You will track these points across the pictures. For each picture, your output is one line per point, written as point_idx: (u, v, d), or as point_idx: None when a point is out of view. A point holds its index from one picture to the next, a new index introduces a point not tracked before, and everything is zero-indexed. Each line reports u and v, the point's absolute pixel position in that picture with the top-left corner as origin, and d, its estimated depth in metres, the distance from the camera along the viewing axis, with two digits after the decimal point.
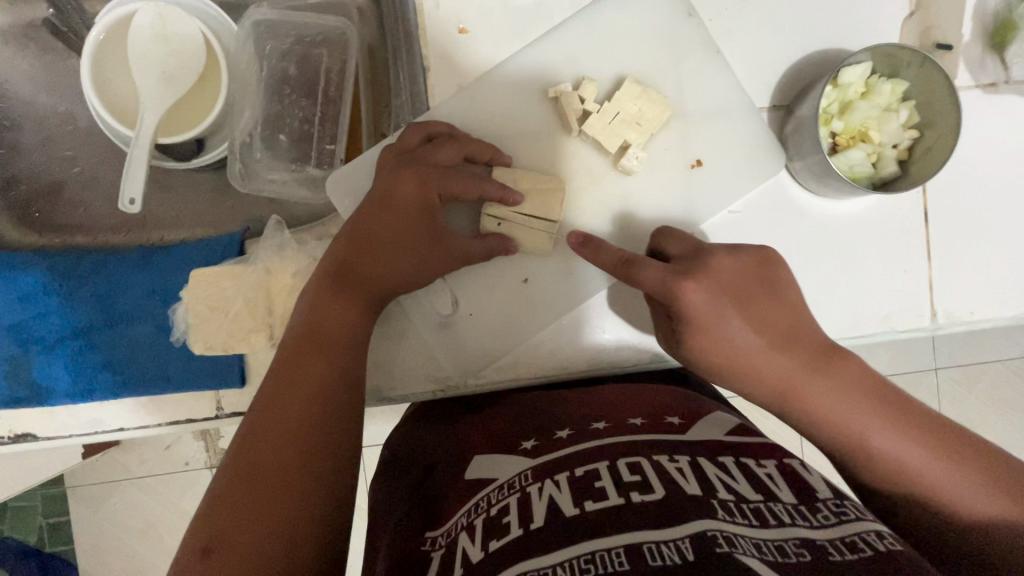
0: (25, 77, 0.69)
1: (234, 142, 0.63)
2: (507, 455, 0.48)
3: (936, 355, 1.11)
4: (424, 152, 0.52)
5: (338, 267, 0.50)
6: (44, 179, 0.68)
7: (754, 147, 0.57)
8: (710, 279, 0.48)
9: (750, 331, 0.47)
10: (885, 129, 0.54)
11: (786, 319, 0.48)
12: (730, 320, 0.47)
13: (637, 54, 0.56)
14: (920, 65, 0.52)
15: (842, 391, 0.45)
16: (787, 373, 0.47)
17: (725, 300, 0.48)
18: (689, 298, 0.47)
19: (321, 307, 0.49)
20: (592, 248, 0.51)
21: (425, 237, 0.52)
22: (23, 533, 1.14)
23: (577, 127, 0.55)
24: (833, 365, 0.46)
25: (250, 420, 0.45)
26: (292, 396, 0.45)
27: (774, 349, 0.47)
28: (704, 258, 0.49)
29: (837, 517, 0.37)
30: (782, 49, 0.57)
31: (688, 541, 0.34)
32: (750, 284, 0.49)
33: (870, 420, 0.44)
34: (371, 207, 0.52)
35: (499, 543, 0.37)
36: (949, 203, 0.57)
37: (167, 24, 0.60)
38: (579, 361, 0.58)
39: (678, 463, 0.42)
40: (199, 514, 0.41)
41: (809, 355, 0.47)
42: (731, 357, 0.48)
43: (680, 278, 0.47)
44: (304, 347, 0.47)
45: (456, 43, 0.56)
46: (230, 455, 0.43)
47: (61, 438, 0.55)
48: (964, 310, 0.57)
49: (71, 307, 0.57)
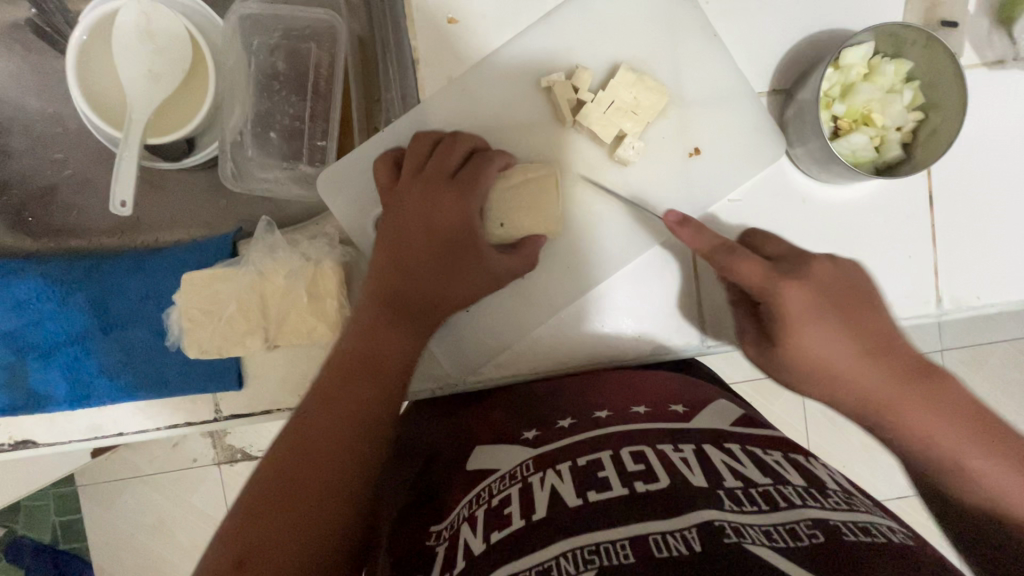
0: (12, 80, 0.68)
1: (223, 141, 0.61)
2: (508, 445, 0.48)
3: (941, 337, 1.10)
4: (443, 168, 0.53)
5: (393, 295, 0.51)
6: (36, 182, 0.68)
7: (754, 134, 0.55)
8: (810, 281, 0.48)
9: (842, 340, 0.47)
10: (888, 112, 0.53)
11: (884, 329, 0.48)
12: (830, 326, 0.47)
13: (633, 40, 0.55)
14: (925, 43, 0.50)
15: (942, 410, 0.45)
16: (874, 381, 0.47)
17: (826, 305, 0.48)
18: (788, 294, 0.47)
19: (380, 336, 0.49)
20: (692, 228, 0.49)
21: (468, 262, 0.52)
22: (37, 532, 1.16)
23: (571, 118, 0.53)
24: (934, 384, 0.46)
25: (295, 438, 0.44)
26: (334, 411, 0.45)
27: (866, 356, 0.47)
28: (807, 262, 0.49)
29: (847, 505, 0.37)
30: (783, 31, 0.55)
31: (695, 531, 0.33)
32: (842, 290, 0.49)
33: (966, 442, 0.45)
34: (403, 225, 0.53)
35: (501, 534, 0.37)
36: (955, 186, 0.56)
37: (150, 21, 0.58)
38: (578, 356, 0.57)
39: (682, 452, 0.42)
40: (229, 526, 0.40)
41: (906, 370, 0.47)
42: (825, 365, 0.48)
43: (781, 276, 0.47)
44: (361, 372, 0.47)
45: (447, 33, 0.55)
46: (267, 470, 0.42)
47: (62, 444, 0.55)
48: (970, 295, 0.56)
49: (66, 314, 0.56)
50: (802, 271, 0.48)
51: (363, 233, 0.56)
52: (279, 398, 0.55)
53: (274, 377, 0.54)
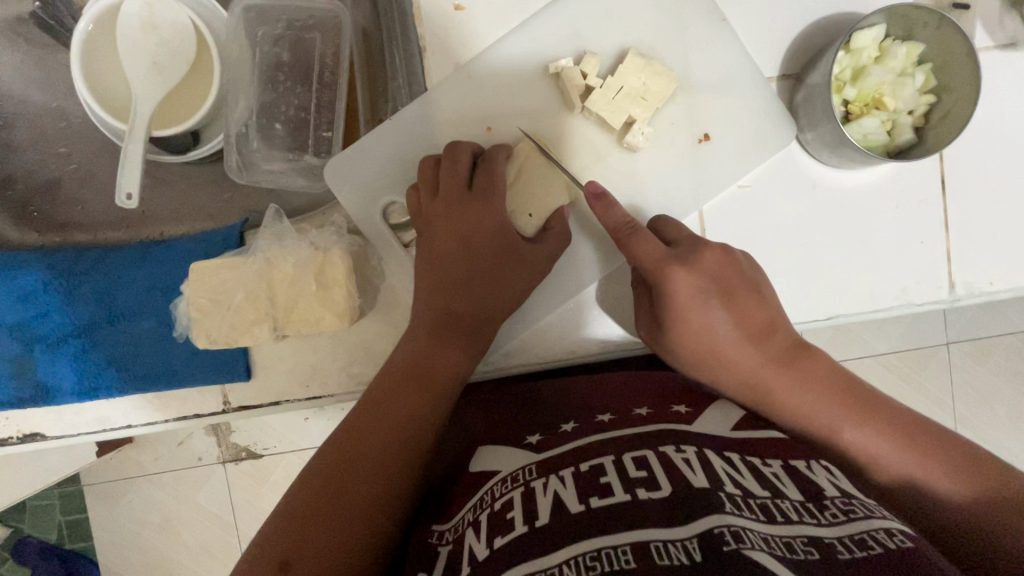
0: (17, 75, 0.68)
1: (229, 133, 0.61)
2: (510, 448, 0.48)
3: (948, 329, 1.09)
4: (458, 182, 0.52)
5: (440, 312, 0.51)
6: (41, 176, 0.67)
7: (763, 120, 0.55)
8: (699, 270, 0.48)
9: (727, 322, 0.49)
10: (900, 95, 0.52)
11: (768, 314, 0.50)
12: (714, 310, 0.49)
13: (639, 25, 0.54)
14: (937, 26, 0.50)
15: (812, 385, 0.49)
16: (754, 363, 0.50)
17: (712, 289, 0.49)
18: (677, 280, 0.48)
19: (431, 351, 0.50)
20: (603, 205, 0.50)
21: (508, 274, 0.52)
22: (44, 532, 1.16)
23: (579, 104, 0.53)
24: (801, 361, 0.50)
25: (341, 446, 0.47)
26: (382, 426, 0.47)
27: (747, 341, 0.50)
28: (699, 247, 0.49)
29: (846, 515, 0.36)
30: (792, 15, 0.55)
31: (696, 541, 0.33)
32: (733, 275, 0.50)
33: (837, 415, 0.48)
34: (435, 247, 0.53)
35: (503, 540, 0.37)
36: (967, 170, 0.55)
37: (154, 13, 0.58)
38: (587, 346, 0.56)
39: (685, 454, 0.42)
40: (274, 528, 0.42)
41: (779, 350, 0.50)
42: (708, 345, 0.50)
43: (674, 263, 0.48)
44: (406, 385, 0.49)
45: (452, 21, 0.55)
46: (311, 474, 0.45)
47: (70, 436, 0.55)
48: (983, 281, 0.56)
49: (72, 306, 0.56)
50: (690, 257, 0.49)
51: (370, 223, 0.56)
52: (287, 389, 0.54)
53: (282, 368, 0.54)
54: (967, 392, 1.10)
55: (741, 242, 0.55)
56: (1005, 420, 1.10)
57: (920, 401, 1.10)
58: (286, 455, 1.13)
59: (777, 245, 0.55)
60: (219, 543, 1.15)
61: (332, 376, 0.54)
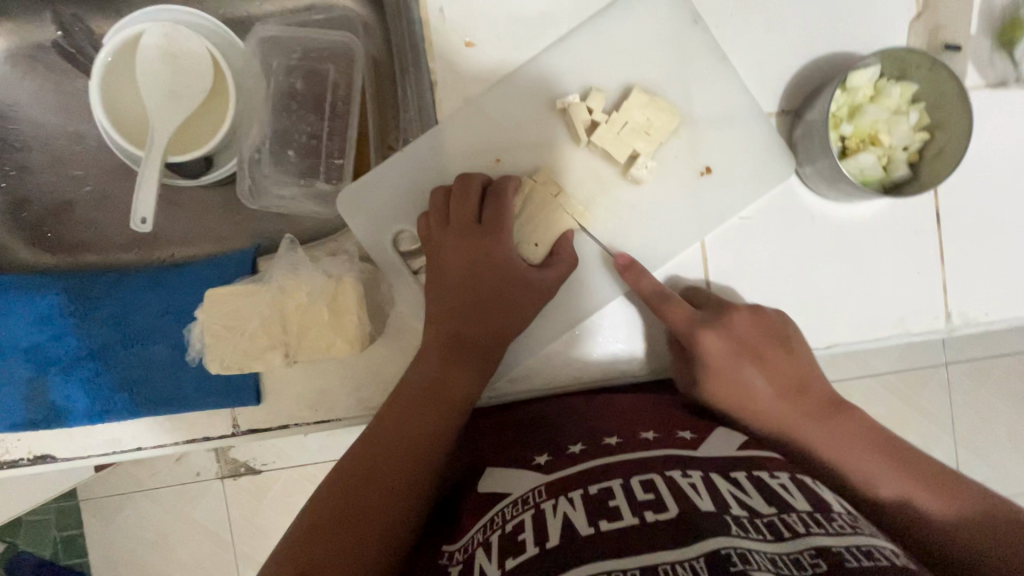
0: (35, 99, 0.70)
1: (242, 158, 0.63)
2: (519, 469, 0.49)
3: (947, 351, 1.10)
4: (468, 214, 0.54)
5: (451, 338, 0.52)
6: (55, 198, 0.69)
7: (763, 153, 0.56)
8: (728, 331, 0.53)
9: (760, 381, 0.54)
10: (896, 132, 0.54)
11: (800, 371, 0.54)
12: (746, 370, 0.54)
13: (643, 61, 0.56)
14: (930, 68, 0.52)
15: (848, 438, 0.52)
16: (788, 418, 0.53)
17: (741, 351, 0.54)
18: (710, 343, 0.53)
19: (445, 373, 0.51)
20: (633, 274, 0.54)
21: (518, 299, 0.53)
22: (38, 548, 1.15)
23: (586, 137, 0.55)
24: (835, 416, 0.53)
25: (357, 464, 0.48)
26: (396, 444, 0.49)
27: (781, 397, 0.54)
28: (727, 309, 0.54)
29: (851, 528, 0.38)
30: (790, 54, 0.57)
31: (703, 561, 0.33)
32: (763, 338, 0.53)
33: (875, 467, 0.50)
34: (447, 276, 0.54)
35: (516, 561, 0.37)
36: (961, 204, 0.57)
37: (173, 42, 0.60)
38: (591, 371, 0.57)
39: (691, 478, 0.43)
40: (293, 542, 0.43)
41: (813, 406, 0.53)
42: (744, 402, 0.54)
43: (706, 326, 0.52)
44: (420, 404, 0.50)
45: (463, 56, 0.57)
46: (330, 490, 0.47)
47: (79, 458, 0.56)
48: (979, 311, 0.57)
49: (86, 329, 0.57)
50: (720, 320, 0.53)
51: (381, 249, 0.57)
52: (296, 412, 0.55)
53: (291, 391, 0.55)
54: (966, 414, 1.11)
55: (742, 272, 0.57)
56: (1004, 442, 1.11)
57: (920, 423, 1.10)
58: (286, 473, 1.13)
59: (778, 275, 0.57)
60: (216, 562, 1.14)
61: (341, 399, 0.55)
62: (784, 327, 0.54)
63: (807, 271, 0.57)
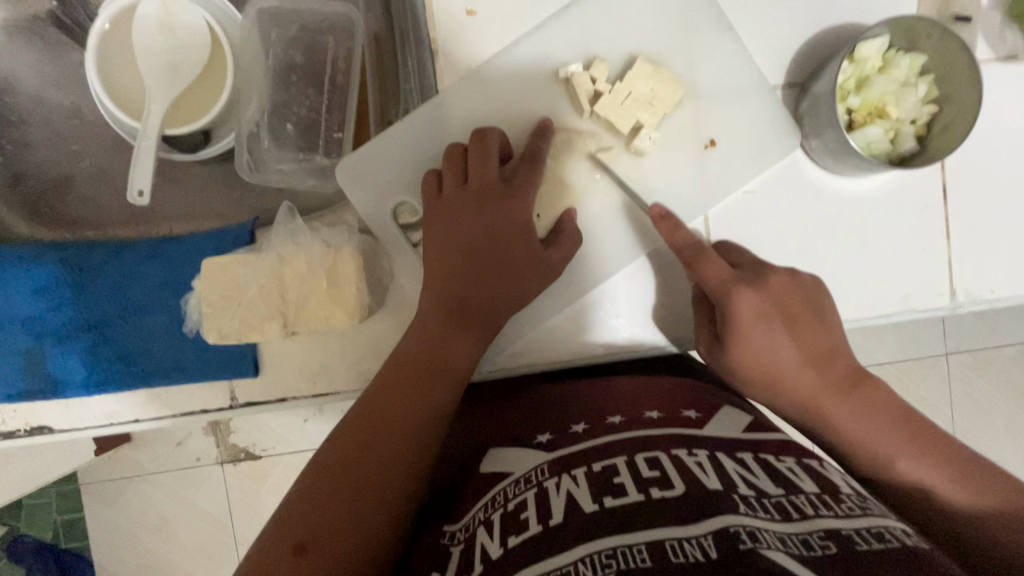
0: (31, 73, 0.69)
1: (240, 133, 0.61)
2: (522, 448, 0.48)
3: (947, 340, 1.10)
4: (483, 173, 0.53)
5: (453, 304, 0.52)
6: (51, 173, 0.68)
7: (768, 126, 0.56)
8: (766, 292, 0.51)
9: (791, 349, 0.51)
10: (902, 104, 0.53)
11: (830, 342, 0.52)
12: (778, 334, 0.51)
13: (648, 33, 0.55)
14: (940, 37, 0.51)
15: (871, 412, 0.50)
16: (817, 389, 0.51)
17: (778, 314, 0.51)
18: (744, 303, 0.51)
19: (447, 341, 0.51)
20: (671, 224, 0.52)
21: (522, 267, 0.53)
22: (39, 531, 1.16)
23: (588, 108, 0.54)
24: (860, 389, 0.51)
25: (357, 430, 0.47)
26: (396, 412, 0.48)
27: (809, 366, 0.51)
28: (765, 272, 0.52)
29: (860, 510, 0.37)
30: (797, 26, 0.56)
31: (710, 538, 0.33)
32: (801, 303, 0.52)
33: (891, 442, 0.49)
34: (452, 240, 0.53)
35: (519, 539, 0.37)
36: (967, 179, 0.56)
37: (171, 13, 0.60)
38: (593, 347, 0.57)
39: (697, 457, 0.42)
40: (292, 506, 0.43)
41: (840, 377, 0.51)
42: (768, 369, 0.52)
43: (742, 285, 0.51)
44: (421, 373, 0.50)
45: (464, 26, 0.56)
46: (330, 456, 0.46)
47: (76, 430, 0.56)
48: (984, 288, 0.56)
49: (83, 301, 0.56)
50: (757, 282, 0.51)
51: (381, 223, 0.57)
52: (294, 386, 0.55)
53: (290, 365, 0.54)
54: (966, 404, 1.11)
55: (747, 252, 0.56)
56: (1004, 432, 1.11)
57: (919, 412, 1.10)
58: (286, 457, 1.13)
59: (781, 252, 0.56)
60: (216, 545, 1.14)
61: (340, 374, 0.55)
62: (818, 297, 0.53)
63: (812, 251, 0.56)
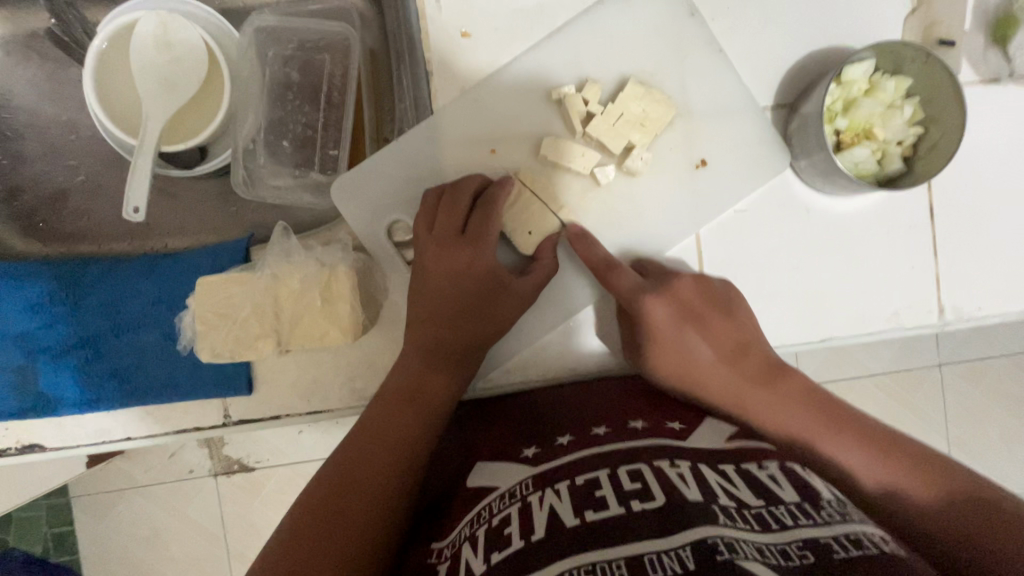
0: (28, 88, 0.69)
1: (235, 149, 0.62)
2: (507, 463, 0.49)
3: (939, 351, 1.10)
4: (454, 224, 0.54)
5: (435, 344, 0.52)
6: (47, 188, 0.68)
7: (758, 147, 0.57)
8: (671, 298, 0.54)
9: (701, 347, 0.55)
10: (889, 126, 0.54)
11: (742, 337, 0.54)
12: (688, 336, 0.55)
13: (639, 54, 0.56)
14: (923, 61, 0.52)
15: (789, 401, 0.51)
16: (732, 384, 0.53)
17: (685, 316, 0.54)
18: (655, 311, 0.53)
19: (428, 377, 0.51)
20: (584, 243, 0.54)
21: (504, 307, 0.53)
22: (29, 544, 1.14)
23: (580, 128, 0.55)
24: (776, 380, 0.52)
25: (336, 466, 0.48)
26: (376, 447, 0.48)
27: (723, 363, 0.54)
28: (671, 278, 0.54)
29: (840, 516, 0.38)
30: (786, 48, 0.57)
31: (689, 549, 0.33)
32: (706, 304, 0.54)
33: (814, 428, 0.50)
34: (430, 284, 0.53)
35: (501, 555, 0.37)
36: (953, 200, 0.57)
37: (168, 31, 0.59)
38: (586, 364, 0.57)
39: (679, 468, 0.42)
40: (272, 545, 0.43)
41: (756, 369, 0.53)
42: (686, 367, 0.55)
43: (648, 292, 0.53)
44: (400, 405, 0.50)
45: (459, 47, 0.56)
46: (311, 492, 0.47)
47: (70, 448, 0.56)
48: (972, 306, 0.57)
49: (78, 317, 0.56)
50: (664, 288, 0.54)
51: (376, 242, 0.57)
52: (287, 403, 0.55)
53: (283, 382, 0.55)
54: (958, 413, 1.12)
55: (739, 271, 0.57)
56: (996, 442, 1.11)
57: (913, 422, 1.11)
58: (279, 469, 1.13)
59: (771, 269, 0.57)
60: (208, 560, 1.13)
61: (333, 392, 0.55)
62: (727, 297, 0.54)
63: (800, 267, 0.57)
